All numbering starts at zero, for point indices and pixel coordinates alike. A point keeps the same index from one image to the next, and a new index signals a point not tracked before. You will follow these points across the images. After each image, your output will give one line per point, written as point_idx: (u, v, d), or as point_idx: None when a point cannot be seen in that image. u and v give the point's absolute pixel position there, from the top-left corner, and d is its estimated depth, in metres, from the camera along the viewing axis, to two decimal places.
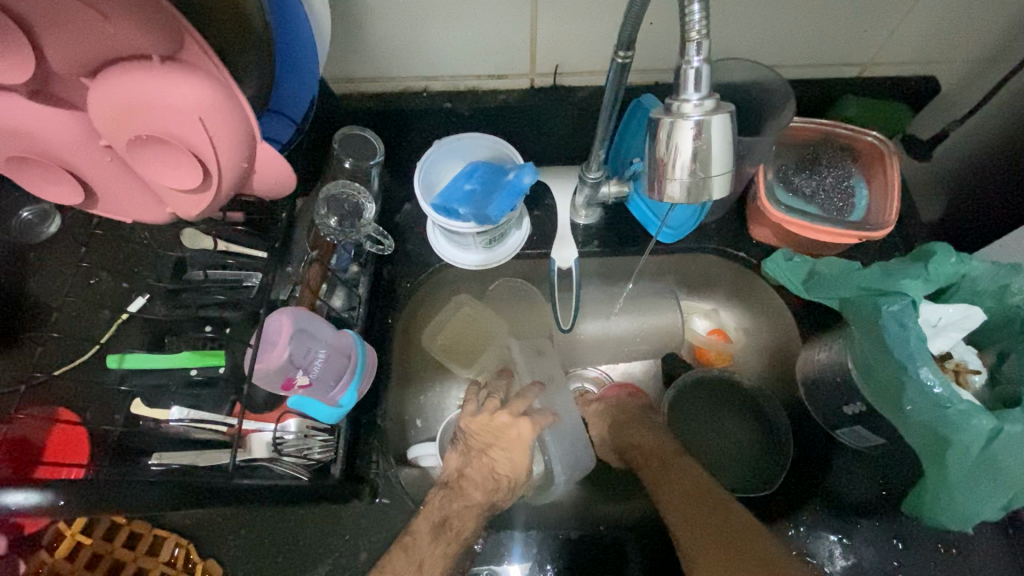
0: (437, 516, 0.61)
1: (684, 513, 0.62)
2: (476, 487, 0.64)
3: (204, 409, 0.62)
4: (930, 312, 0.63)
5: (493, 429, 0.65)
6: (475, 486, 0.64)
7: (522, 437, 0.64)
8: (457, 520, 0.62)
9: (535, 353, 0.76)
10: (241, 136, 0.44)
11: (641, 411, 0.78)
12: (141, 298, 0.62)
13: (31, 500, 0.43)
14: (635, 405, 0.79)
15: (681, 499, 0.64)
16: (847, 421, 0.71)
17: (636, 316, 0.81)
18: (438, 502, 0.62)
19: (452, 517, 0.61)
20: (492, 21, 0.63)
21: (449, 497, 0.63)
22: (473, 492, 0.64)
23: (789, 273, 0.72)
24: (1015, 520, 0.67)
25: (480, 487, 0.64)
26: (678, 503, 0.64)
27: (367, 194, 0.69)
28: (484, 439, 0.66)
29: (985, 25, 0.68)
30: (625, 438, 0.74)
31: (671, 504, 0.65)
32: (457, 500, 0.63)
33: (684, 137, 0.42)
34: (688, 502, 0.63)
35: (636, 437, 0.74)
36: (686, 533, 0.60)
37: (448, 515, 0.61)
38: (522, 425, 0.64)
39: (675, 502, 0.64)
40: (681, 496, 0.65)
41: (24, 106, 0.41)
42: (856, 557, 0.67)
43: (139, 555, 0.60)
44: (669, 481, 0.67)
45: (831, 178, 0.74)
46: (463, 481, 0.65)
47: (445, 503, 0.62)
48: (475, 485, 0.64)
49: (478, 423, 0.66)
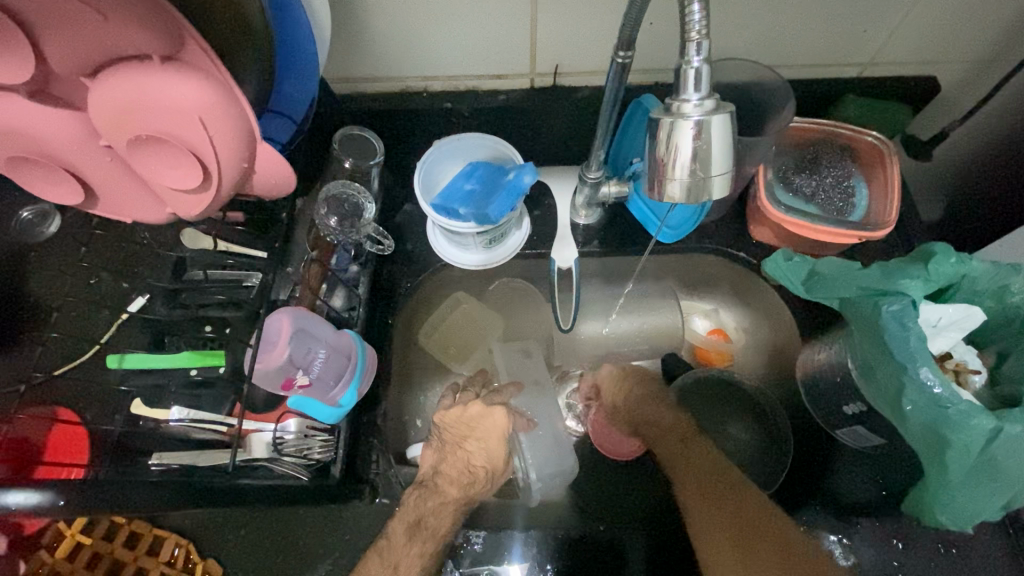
0: (411, 516, 0.62)
1: (702, 508, 0.63)
2: (451, 484, 0.67)
3: (204, 409, 0.62)
4: (931, 312, 0.63)
5: (466, 420, 0.69)
6: (450, 483, 0.67)
7: (495, 427, 0.68)
8: (432, 519, 0.63)
9: (521, 355, 0.77)
10: (242, 136, 0.44)
11: (658, 387, 0.78)
12: (141, 297, 0.62)
13: (32, 500, 0.43)
14: (646, 377, 0.79)
15: (700, 486, 0.65)
16: (846, 421, 0.71)
17: (636, 316, 0.83)
18: (413, 502, 0.63)
19: (427, 516, 0.63)
20: (492, 21, 0.63)
21: (423, 496, 0.64)
22: (448, 489, 0.66)
23: (789, 272, 0.71)
24: (1015, 521, 0.67)
25: (455, 482, 0.67)
26: (696, 491, 0.65)
27: (367, 194, 0.70)
28: (458, 432, 0.69)
29: (985, 25, 0.68)
30: (642, 417, 0.76)
31: (689, 491, 0.66)
32: (432, 498, 0.64)
33: (684, 137, 0.42)
34: (707, 491, 0.65)
35: (657, 416, 0.75)
36: (704, 525, 0.62)
37: (422, 514, 0.63)
38: (495, 416, 0.68)
39: (694, 488, 0.66)
40: (700, 483, 0.66)
41: (23, 106, 0.41)
42: (856, 557, 0.66)
43: (139, 556, 0.60)
44: (689, 462, 0.69)
45: (831, 177, 0.74)
46: (439, 479, 0.67)
47: (419, 503, 0.63)
48: (450, 481, 0.67)
49: (453, 415, 0.69)
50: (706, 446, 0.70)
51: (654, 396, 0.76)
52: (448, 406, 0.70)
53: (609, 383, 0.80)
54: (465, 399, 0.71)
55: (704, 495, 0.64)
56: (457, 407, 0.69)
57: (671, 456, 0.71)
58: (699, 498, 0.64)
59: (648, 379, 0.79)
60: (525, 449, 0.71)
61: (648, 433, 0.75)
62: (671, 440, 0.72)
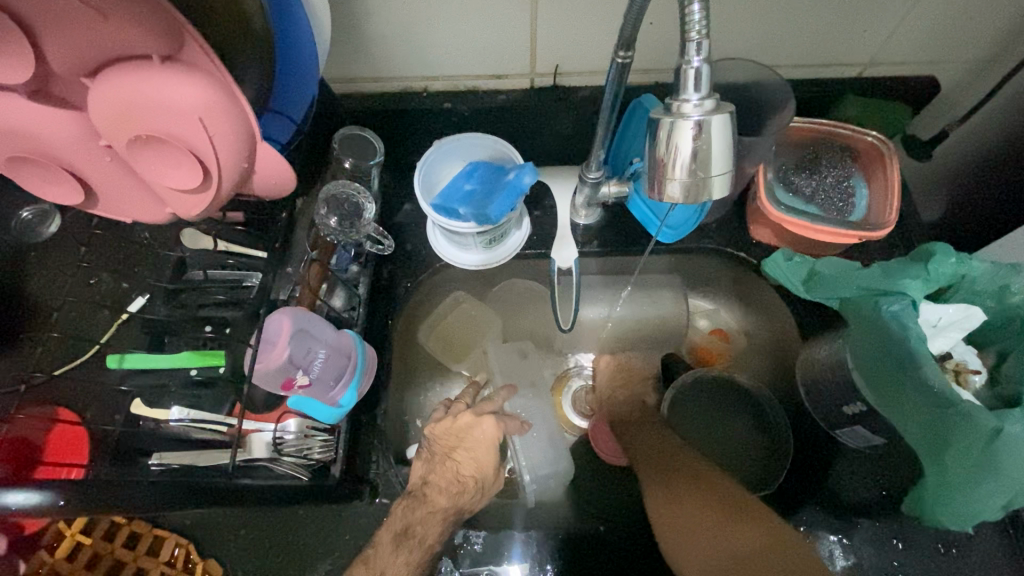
0: (399, 525, 0.59)
1: (659, 490, 0.64)
2: (440, 493, 0.63)
3: (204, 409, 0.62)
4: (931, 311, 0.63)
5: (456, 430, 0.67)
6: (439, 492, 0.63)
7: (486, 438, 0.67)
8: (420, 528, 0.60)
9: (518, 356, 0.80)
10: (242, 137, 0.44)
11: (643, 386, 0.82)
12: (141, 297, 0.63)
13: (32, 500, 0.44)
14: (637, 364, 0.84)
15: (654, 466, 0.67)
16: (846, 421, 0.70)
17: (637, 309, 0.85)
18: (401, 512, 0.61)
19: (415, 525, 0.60)
20: (492, 21, 0.63)
21: (412, 505, 0.62)
22: (437, 498, 0.63)
23: (789, 273, 0.71)
24: (1015, 520, 0.67)
25: (445, 492, 0.63)
26: (652, 477, 0.66)
27: (367, 194, 0.70)
28: (447, 443, 0.67)
29: (986, 25, 0.68)
30: (613, 409, 0.78)
31: (640, 462, 0.69)
32: (420, 507, 0.62)
33: (684, 136, 0.42)
34: (660, 471, 0.66)
35: (630, 415, 0.77)
36: (649, 487, 0.65)
37: (410, 523, 0.60)
38: (484, 426, 0.67)
39: (642, 459, 0.69)
40: (654, 465, 0.67)
41: (22, 105, 0.41)
42: (855, 556, 0.66)
43: (139, 555, 0.60)
44: (646, 446, 0.70)
45: (831, 177, 0.74)
46: (428, 489, 0.63)
47: (406, 512, 0.61)
48: (439, 490, 0.63)
49: (443, 426, 0.67)
50: (666, 436, 0.72)
51: (636, 400, 0.79)
52: (439, 418, 0.69)
53: (605, 382, 0.82)
54: (455, 411, 0.69)
55: (659, 476, 0.65)
56: (446, 419, 0.67)
57: (632, 444, 0.72)
58: (654, 478, 0.65)
59: (637, 381, 0.82)
60: (519, 450, 0.73)
61: (622, 426, 0.76)
62: (633, 430, 0.74)
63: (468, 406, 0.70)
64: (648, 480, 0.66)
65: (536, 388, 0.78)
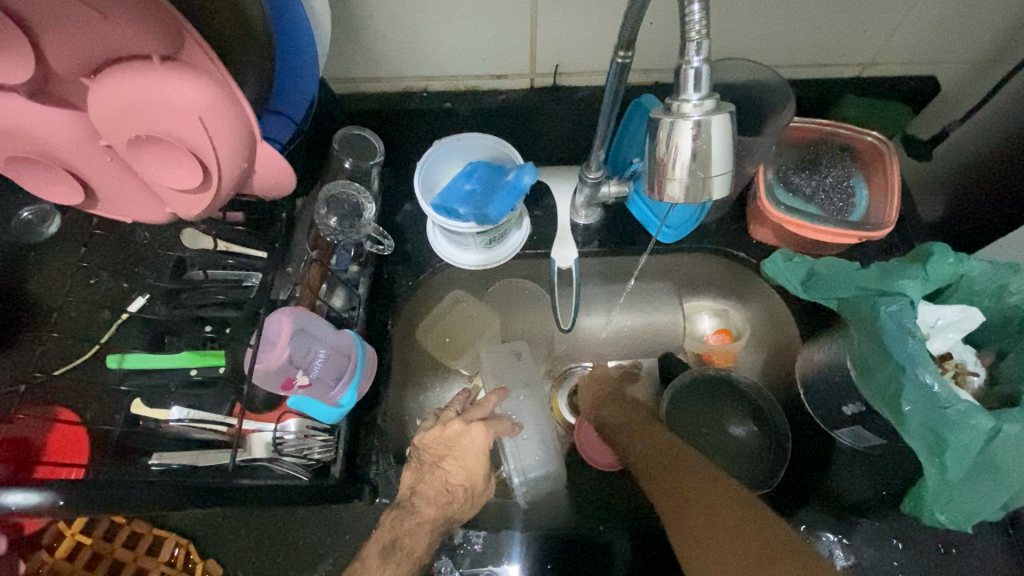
0: (387, 537, 0.59)
1: (671, 486, 0.59)
2: (429, 503, 0.63)
3: (204, 409, 0.62)
4: (927, 312, 0.64)
5: (444, 439, 0.65)
6: (428, 503, 0.63)
7: (475, 445, 0.65)
8: (408, 539, 0.59)
9: (514, 358, 0.77)
10: (241, 136, 0.44)
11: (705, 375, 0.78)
12: (141, 298, 0.62)
13: (31, 500, 0.45)
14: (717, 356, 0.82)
15: (653, 466, 0.64)
16: (847, 421, 0.70)
17: (637, 313, 0.83)
18: (390, 523, 0.60)
19: (404, 536, 0.59)
20: (493, 22, 0.63)
21: (400, 517, 0.61)
22: (426, 509, 0.62)
23: (789, 273, 0.72)
24: (1015, 520, 0.66)
25: (434, 502, 0.63)
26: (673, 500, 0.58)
27: (367, 194, 0.69)
28: (436, 452, 0.65)
29: (984, 26, 0.68)
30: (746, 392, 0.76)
31: (644, 461, 0.66)
32: (409, 518, 0.61)
33: (684, 136, 0.42)
34: (681, 499, 0.57)
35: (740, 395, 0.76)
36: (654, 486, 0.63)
37: (399, 534, 0.59)
38: (472, 434, 0.65)
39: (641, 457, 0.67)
40: (672, 496, 0.58)
41: (23, 106, 0.41)
42: (856, 557, 0.66)
43: (139, 555, 0.59)
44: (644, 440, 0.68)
45: (831, 177, 0.74)
46: (416, 499, 0.63)
47: (395, 523, 0.60)
48: (427, 501, 0.63)
49: (431, 435, 0.65)
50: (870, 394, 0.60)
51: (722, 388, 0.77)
52: (428, 426, 0.67)
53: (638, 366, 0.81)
54: (444, 419, 0.67)
55: (678, 505, 0.56)
56: (436, 427, 0.65)
57: (635, 456, 0.68)
58: (652, 468, 0.64)
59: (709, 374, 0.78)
60: (510, 453, 0.71)
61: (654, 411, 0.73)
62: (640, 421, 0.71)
63: (457, 413, 0.67)
64: (645, 472, 0.65)
65: (530, 388, 0.75)
